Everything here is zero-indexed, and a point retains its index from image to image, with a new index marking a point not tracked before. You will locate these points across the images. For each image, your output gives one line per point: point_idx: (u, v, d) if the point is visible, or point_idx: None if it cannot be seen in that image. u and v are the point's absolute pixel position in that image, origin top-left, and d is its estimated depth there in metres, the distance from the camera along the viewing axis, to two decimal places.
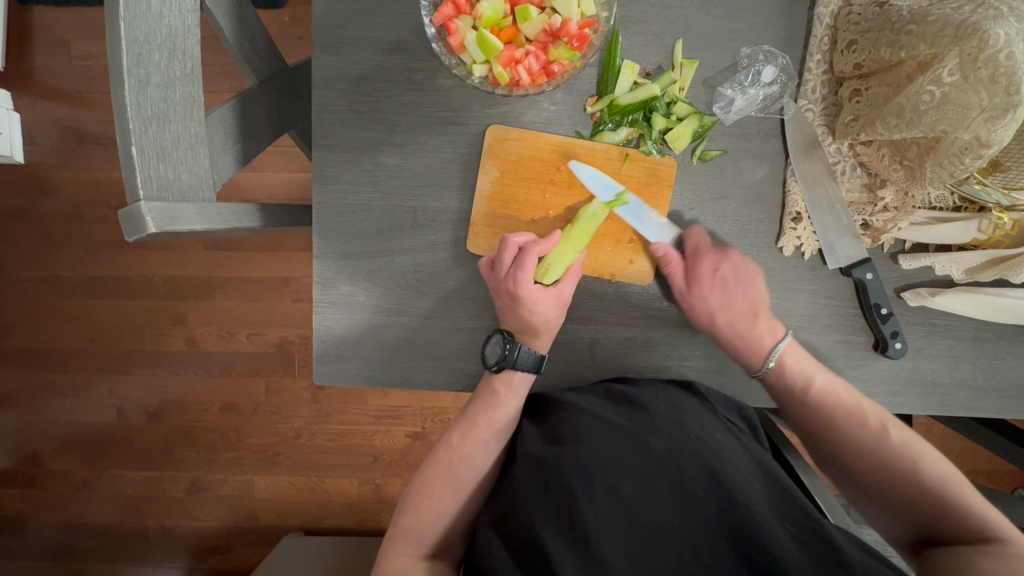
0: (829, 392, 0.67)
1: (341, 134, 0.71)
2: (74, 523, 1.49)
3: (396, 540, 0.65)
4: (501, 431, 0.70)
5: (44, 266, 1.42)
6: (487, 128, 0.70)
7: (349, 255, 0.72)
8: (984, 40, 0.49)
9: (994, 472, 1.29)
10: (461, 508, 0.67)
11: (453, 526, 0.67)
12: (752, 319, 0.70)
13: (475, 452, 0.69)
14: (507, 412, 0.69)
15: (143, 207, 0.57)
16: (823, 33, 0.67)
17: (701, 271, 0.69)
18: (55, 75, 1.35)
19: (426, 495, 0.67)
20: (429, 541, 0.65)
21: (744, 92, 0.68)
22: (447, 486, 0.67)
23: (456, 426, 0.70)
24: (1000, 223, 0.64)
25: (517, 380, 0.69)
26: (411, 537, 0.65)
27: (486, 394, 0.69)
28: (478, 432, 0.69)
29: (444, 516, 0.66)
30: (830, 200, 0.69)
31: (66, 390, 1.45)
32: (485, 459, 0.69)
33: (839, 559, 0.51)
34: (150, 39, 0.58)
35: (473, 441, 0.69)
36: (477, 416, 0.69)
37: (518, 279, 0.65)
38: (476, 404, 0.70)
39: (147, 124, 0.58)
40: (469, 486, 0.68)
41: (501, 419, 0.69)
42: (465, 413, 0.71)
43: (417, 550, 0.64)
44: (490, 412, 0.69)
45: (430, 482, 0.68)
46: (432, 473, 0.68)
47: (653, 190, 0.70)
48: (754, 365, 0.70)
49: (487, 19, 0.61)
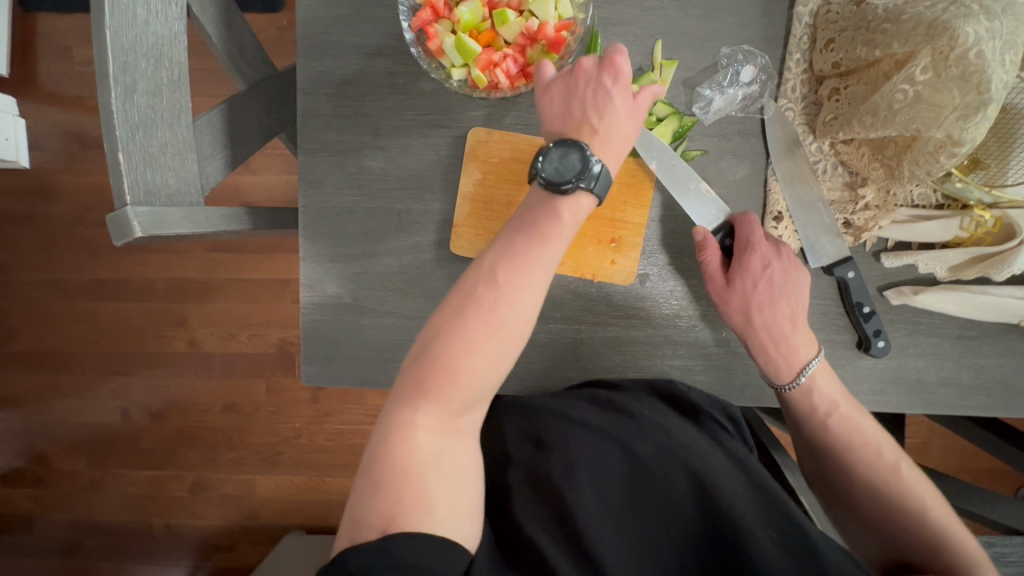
0: (849, 421, 0.64)
1: (326, 138, 0.72)
2: (80, 521, 1.51)
3: (418, 403, 0.50)
4: (550, 268, 0.55)
5: (49, 270, 1.45)
6: (469, 131, 0.71)
7: (335, 257, 0.73)
8: (954, 38, 0.49)
9: (995, 471, 1.28)
10: (498, 363, 0.52)
11: (486, 388, 0.52)
12: (793, 328, 0.67)
13: (525, 295, 0.53)
14: (559, 244, 0.56)
15: (130, 211, 0.58)
16: (802, 32, 0.67)
17: (747, 264, 0.67)
18: (58, 82, 1.37)
19: (457, 346, 0.51)
20: (460, 404, 0.50)
21: (724, 92, 0.68)
22: (487, 336, 0.51)
23: (498, 261, 0.54)
24: (981, 220, 0.64)
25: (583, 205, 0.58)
26: (441, 399, 0.50)
27: (539, 221, 0.56)
28: (530, 268, 0.54)
29: (480, 378, 0.51)
30: (812, 199, 0.69)
31: (71, 391, 1.48)
32: (534, 302, 0.54)
33: (818, 565, 0.52)
34: (137, 47, 0.59)
35: (522, 279, 0.53)
36: (523, 250, 0.55)
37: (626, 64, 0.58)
38: (519, 231, 0.56)
39: (133, 130, 0.59)
40: (515, 339, 0.53)
41: (553, 252, 0.56)
42: (509, 244, 0.55)
43: (444, 419, 0.50)
44: (544, 243, 0.55)
45: (466, 326, 0.51)
46: (467, 317, 0.51)
47: (634, 190, 0.71)
48: (784, 377, 0.67)
49: (466, 23, 0.62)
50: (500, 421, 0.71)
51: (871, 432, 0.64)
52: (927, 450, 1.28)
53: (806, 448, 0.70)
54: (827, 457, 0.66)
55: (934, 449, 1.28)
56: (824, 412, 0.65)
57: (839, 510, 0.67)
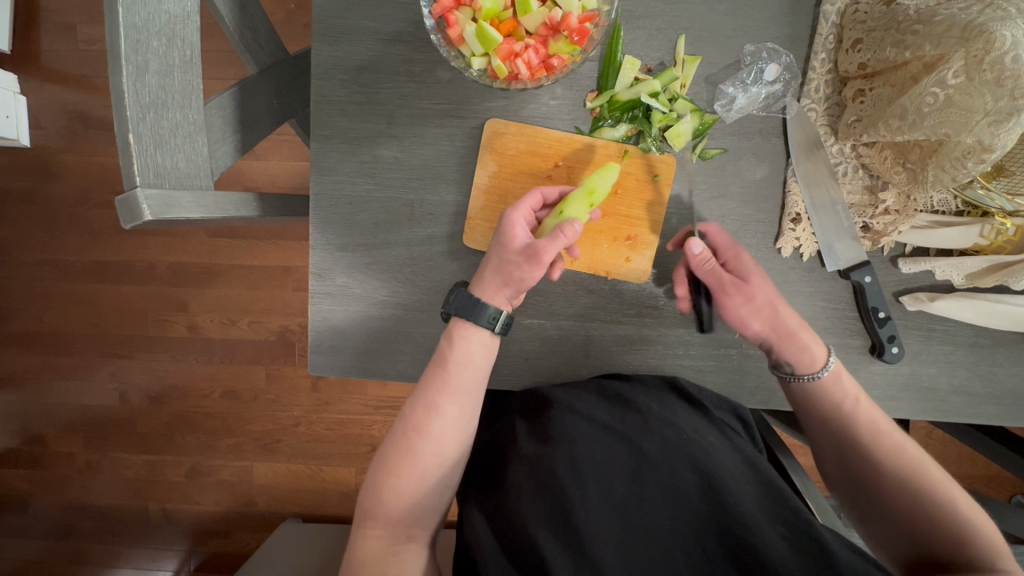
0: (872, 415, 0.64)
1: (339, 125, 0.70)
2: (76, 504, 1.50)
3: (365, 523, 0.61)
4: (463, 396, 0.64)
5: (49, 250, 1.43)
6: (486, 122, 0.70)
7: (346, 247, 0.72)
8: (991, 41, 0.48)
9: (992, 478, 1.29)
10: (425, 484, 0.61)
11: (424, 506, 0.62)
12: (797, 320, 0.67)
13: (436, 424, 0.62)
14: (459, 374, 0.64)
15: (140, 194, 0.57)
16: (828, 31, 0.66)
17: (745, 263, 0.68)
18: (61, 59, 1.35)
19: (388, 473, 0.61)
20: (398, 521, 0.60)
21: (746, 90, 0.67)
22: (408, 463, 0.61)
23: (415, 401, 0.64)
24: (1002, 228, 0.64)
25: (463, 333, 0.64)
26: (380, 518, 0.60)
27: (441, 356, 0.65)
28: (436, 401, 0.63)
29: (410, 501, 0.61)
30: (830, 201, 0.68)
31: (69, 373, 1.47)
32: (445, 429, 0.62)
33: (821, 544, 0.53)
34: (149, 26, 0.57)
35: (432, 411, 0.63)
36: (433, 386, 0.64)
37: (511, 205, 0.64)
38: (431, 369, 0.65)
39: (144, 111, 0.58)
40: (438, 464, 0.62)
41: (461, 384, 0.64)
42: (424, 380, 0.65)
43: (387, 533, 0.60)
44: (449, 377, 0.63)
45: (392, 459, 0.62)
46: (392, 451, 0.62)
47: (651, 187, 0.70)
48: (817, 359, 0.66)
49: (487, 12, 0.60)
50: (511, 419, 0.70)
51: (892, 427, 0.64)
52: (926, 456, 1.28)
53: (828, 446, 0.68)
54: (852, 452, 0.64)
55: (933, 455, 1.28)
56: (845, 404, 0.65)
57: (864, 515, 0.64)
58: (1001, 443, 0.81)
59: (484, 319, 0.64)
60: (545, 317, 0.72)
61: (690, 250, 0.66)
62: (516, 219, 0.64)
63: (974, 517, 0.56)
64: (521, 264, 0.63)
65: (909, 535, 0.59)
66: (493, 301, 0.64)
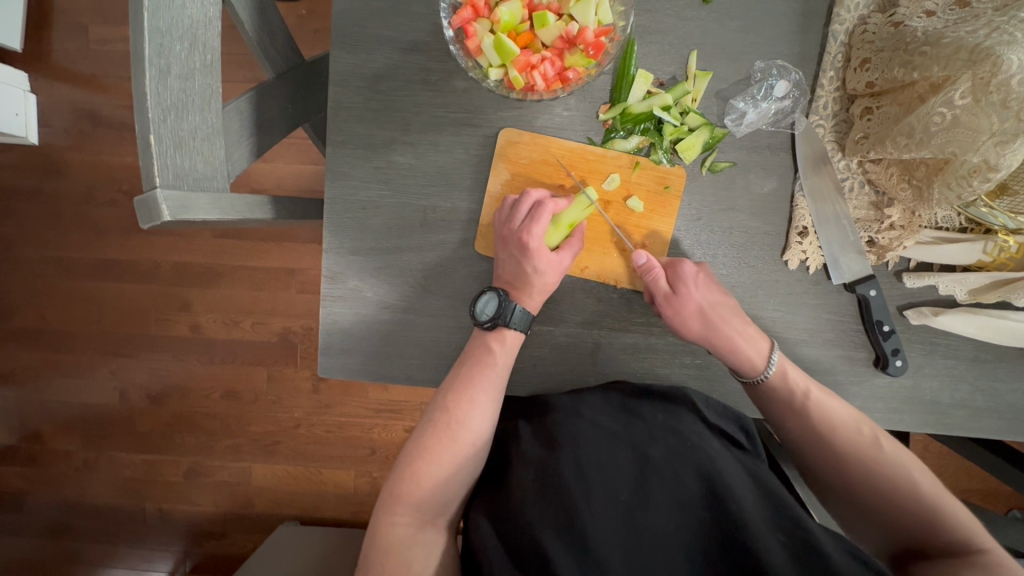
0: (825, 406, 0.65)
1: (355, 131, 0.71)
2: (72, 502, 1.50)
3: (393, 509, 0.60)
4: (494, 391, 0.66)
5: (53, 247, 1.43)
6: (500, 131, 0.71)
7: (358, 251, 0.73)
8: (998, 65, 0.50)
9: (989, 492, 1.29)
10: (458, 473, 0.63)
11: (451, 494, 0.63)
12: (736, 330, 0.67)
13: (475, 417, 0.65)
14: (501, 372, 0.67)
15: (159, 194, 0.57)
16: (837, 50, 0.68)
17: (682, 274, 0.68)
18: (72, 58, 1.36)
19: (424, 460, 0.62)
20: (426, 509, 0.61)
21: (757, 105, 0.69)
22: (446, 452, 0.63)
23: (449, 393, 0.66)
24: (1005, 245, 0.66)
25: (510, 338, 0.68)
26: (410, 506, 0.60)
27: (481, 352, 0.67)
28: (475, 395, 0.65)
29: (441, 489, 0.62)
30: (836, 215, 0.69)
31: (70, 371, 1.47)
32: (484, 422, 0.65)
33: (819, 554, 0.52)
34: (172, 30, 0.58)
35: (472, 404, 0.65)
36: (471, 380, 0.66)
37: (533, 229, 0.66)
38: (469, 363, 0.67)
39: (165, 113, 0.59)
40: (469, 456, 0.64)
41: (494, 380, 0.66)
42: (459, 373, 0.67)
43: (414, 521, 0.60)
44: (484, 371, 0.66)
45: (428, 447, 0.63)
46: (428, 439, 0.63)
47: (662, 198, 0.71)
48: (758, 367, 0.67)
49: (505, 24, 0.62)
50: (515, 423, 0.71)
51: (844, 414, 0.65)
52: None
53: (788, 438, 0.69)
54: (815, 445, 0.66)
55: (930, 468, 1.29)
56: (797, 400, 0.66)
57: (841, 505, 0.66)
58: (1001, 457, 0.82)
59: (522, 325, 0.68)
60: (554, 324, 0.73)
61: (635, 263, 0.69)
62: (540, 241, 0.67)
63: (938, 498, 0.59)
64: (555, 276, 0.69)
65: (886, 526, 0.62)
66: (534, 309, 0.69)
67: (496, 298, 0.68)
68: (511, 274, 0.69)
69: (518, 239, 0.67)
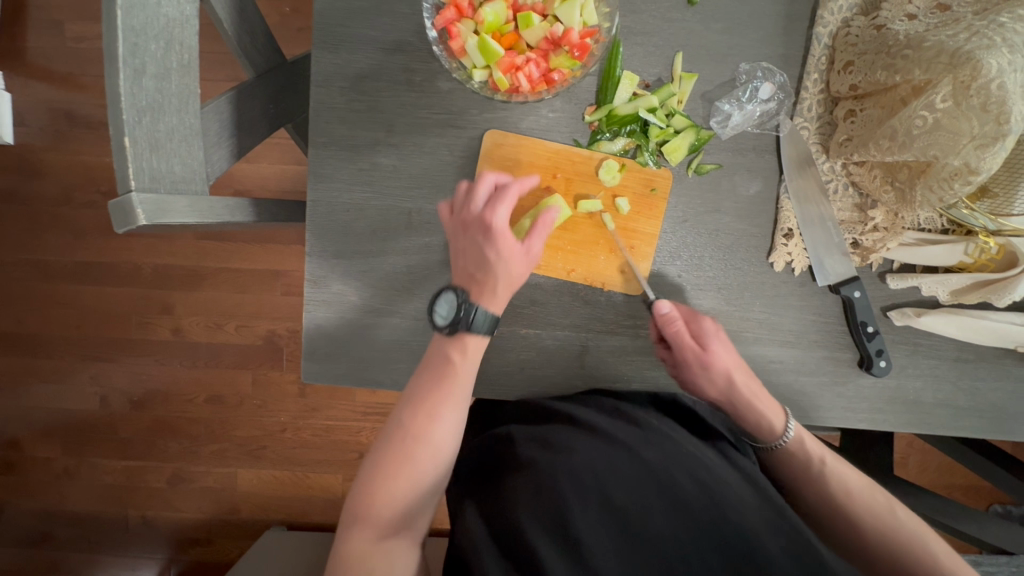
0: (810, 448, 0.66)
1: (338, 132, 0.70)
2: (51, 510, 1.46)
3: (353, 526, 0.56)
4: (458, 402, 0.62)
5: (29, 250, 1.40)
6: (485, 132, 0.70)
7: (342, 255, 0.71)
8: (978, 68, 0.50)
9: (970, 487, 1.32)
10: (420, 489, 0.58)
11: (412, 510, 0.58)
12: (750, 390, 0.67)
13: (438, 432, 0.60)
14: (463, 381, 0.62)
15: (134, 198, 0.56)
16: (821, 52, 0.68)
17: (705, 329, 0.67)
18: (47, 56, 1.33)
19: (381, 478, 0.57)
20: (387, 525, 0.57)
21: (742, 107, 0.69)
22: (405, 469, 0.58)
23: (409, 405, 0.61)
24: (986, 247, 0.66)
25: (471, 345, 0.63)
26: (369, 523, 0.56)
27: (442, 361, 0.62)
28: (437, 407, 0.60)
29: (402, 505, 0.57)
30: (821, 217, 0.70)
31: (48, 376, 1.43)
32: (447, 436, 0.60)
33: (816, 559, 0.53)
34: (147, 30, 0.57)
35: (434, 416, 0.60)
36: (433, 390, 0.61)
37: (496, 212, 0.62)
38: (430, 375, 0.62)
39: (141, 114, 0.57)
40: (432, 472, 0.59)
41: (458, 391, 0.62)
42: (421, 383, 0.62)
43: (374, 537, 0.56)
44: (445, 382, 0.62)
45: (387, 463, 0.58)
46: (385, 455, 0.58)
47: (648, 200, 0.70)
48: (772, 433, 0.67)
49: (490, 24, 0.62)
50: (508, 426, 0.70)
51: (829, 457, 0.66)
52: (906, 465, 1.31)
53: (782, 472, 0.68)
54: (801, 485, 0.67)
55: (913, 464, 1.31)
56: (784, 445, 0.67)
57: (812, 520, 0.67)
58: (984, 455, 0.83)
59: (487, 328, 0.63)
60: (540, 327, 0.72)
61: (659, 310, 0.67)
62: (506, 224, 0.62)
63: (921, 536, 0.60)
64: (523, 267, 0.64)
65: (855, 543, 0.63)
66: (498, 308, 0.64)
67: (450, 293, 0.64)
68: (475, 264, 0.64)
69: (480, 223, 0.62)
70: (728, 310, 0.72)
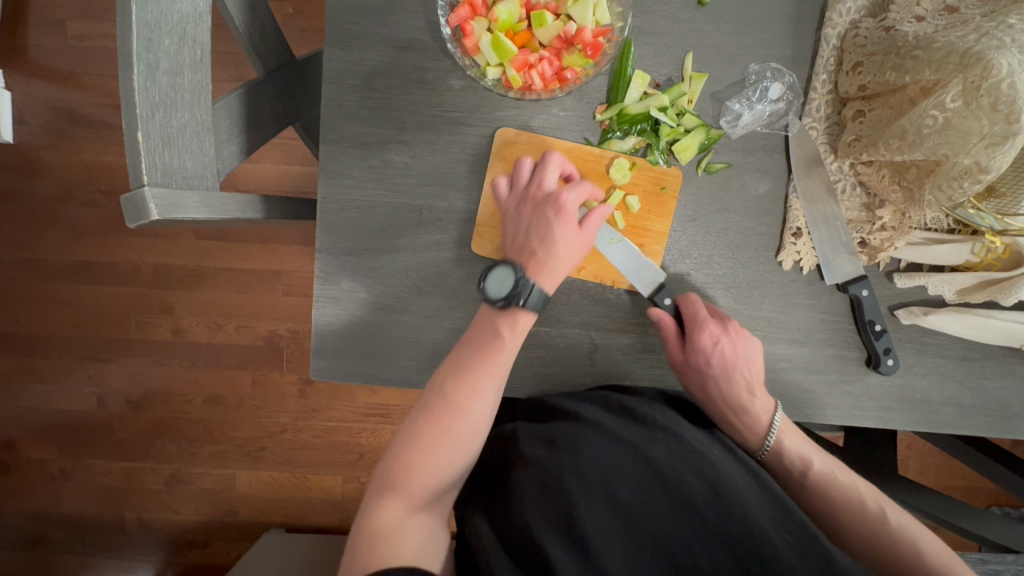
0: (826, 476, 0.66)
1: (349, 129, 0.70)
2: (46, 512, 1.45)
3: (383, 495, 0.53)
4: (500, 377, 0.61)
5: (28, 249, 1.39)
6: (497, 130, 0.70)
7: (351, 252, 0.71)
8: (988, 69, 0.51)
9: (970, 488, 1.32)
10: (453, 462, 0.56)
11: (443, 484, 0.56)
12: (744, 395, 0.68)
13: (479, 405, 0.58)
14: (505, 358, 0.61)
15: (147, 193, 0.56)
16: (829, 54, 0.69)
17: (699, 344, 0.68)
18: (49, 55, 1.32)
19: (416, 446, 0.55)
20: (418, 497, 0.54)
21: (752, 107, 0.69)
22: (443, 438, 0.56)
23: (450, 377, 0.60)
24: (992, 246, 0.67)
25: (522, 322, 0.63)
26: (400, 491, 0.53)
27: (488, 335, 0.62)
28: (479, 380, 0.59)
29: (435, 478, 0.55)
30: (830, 216, 0.70)
31: (45, 376, 1.42)
32: (486, 411, 0.59)
33: (824, 555, 0.53)
34: (161, 24, 0.57)
35: (474, 390, 0.59)
36: (475, 365, 0.60)
37: (570, 194, 0.65)
38: (471, 349, 0.61)
39: (154, 109, 0.57)
40: (468, 447, 0.57)
41: (500, 368, 0.61)
42: (463, 357, 0.61)
43: (404, 507, 0.53)
44: (489, 356, 0.61)
45: (424, 432, 0.56)
46: (422, 424, 0.57)
47: (658, 199, 0.71)
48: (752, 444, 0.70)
49: (503, 23, 0.63)
50: (512, 424, 0.70)
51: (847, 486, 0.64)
52: (907, 467, 1.31)
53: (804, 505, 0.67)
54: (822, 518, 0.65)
55: (914, 465, 1.32)
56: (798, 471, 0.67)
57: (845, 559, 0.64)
58: (988, 455, 0.83)
59: (537, 308, 0.63)
60: (551, 325, 0.73)
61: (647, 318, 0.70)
62: (573, 206, 0.65)
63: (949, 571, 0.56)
64: (580, 248, 0.66)
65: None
66: (549, 290, 0.64)
67: (511, 265, 0.63)
68: (536, 241, 0.65)
69: (551, 199, 0.65)
70: (737, 308, 0.72)
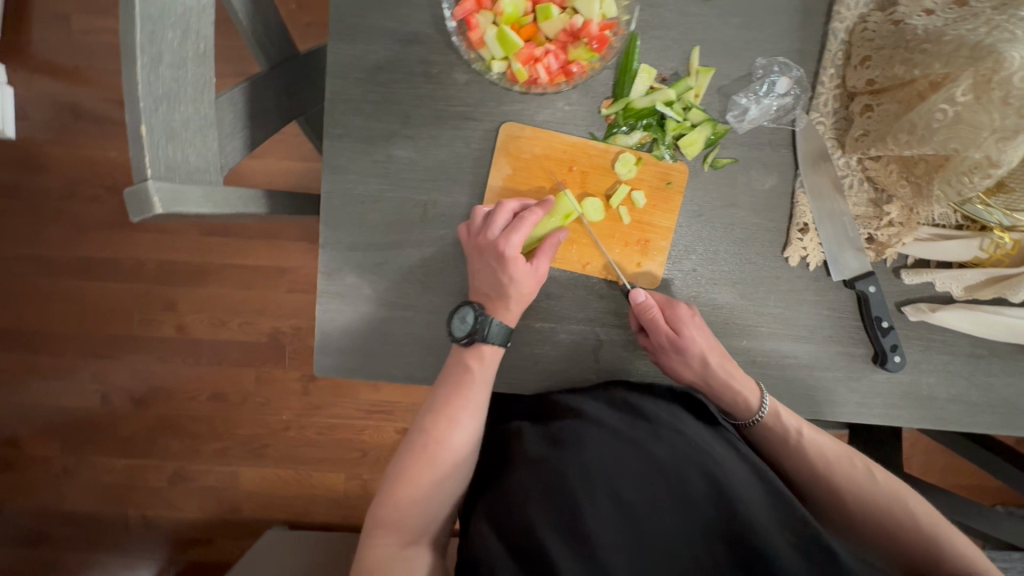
0: (817, 443, 0.66)
1: (354, 123, 0.70)
2: (50, 509, 1.45)
3: (377, 530, 0.58)
4: (474, 408, 0.64)
5: (31, 246, 1.39)
6: (502, 124, 0.70)
7: (355, 247, 0.71)
8: (1000, 61, 0.51)
9: (975, 487, 1.32)
10: (440, 492, 0.60)
11: (433, 512, 0.60)
12: (723, 366, 0.69)
13: (458, 435, 0.62)
14: (480, 389, 0.65)
15: (151, 185, 0.55)
16: (837, 48, 0.69)
17: (681, 317, 0.68)
18: (53, 51, 1.32)
19: (403, 482, 0.59)
20: (411, 529, 0.59)
21: (759, 101, 0.69)
22: (427, 472, 0.60)
23: (428, 413, 0.63)
24: (1001, 242, 0.66)
25: (487, 353, 0.66)
26: (392, 525, 0.58)
27: (460, 370, 0.65)
28: (456, 413, 0.63)
29: (423, 509, 0.59)
30: (838, 212, 0.70)
31: (49, 373, 1.42)
32: (466, 441, 0.62)
33: (828, 555, 0.53)
34: (166, 17, 0.56)
35: (451, 423, 0.62)
36: (452, 402, 0.64)
37: (511, 239, 0.64)
38: (448, 384, 0.65)
39: (157, 103, 0.56)
40: (454, 477, 0.61)
41: (476, 399, 0.64)
42: (438, 394, 0.64)
43: (397, 539, 0.58)
44: (463, 390, 0.64)
45: (408, 469, 0.60)
46: (407, 461, 0.60)
47: (663, 194, 0.71)
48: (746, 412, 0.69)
49: (508, 16, 0.63)
50: (518, 422, 0.69)
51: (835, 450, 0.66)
52: (911, 465, 1.31)
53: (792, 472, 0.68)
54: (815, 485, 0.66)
55: (918, 464, 1.31)
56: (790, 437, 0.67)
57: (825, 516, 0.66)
58: (994, 453, 0.83)
59: (500, 340, 0.66)
60: (555, 321, 0.72)
61: (634, 299, 0.68)
62: (517, 249, 0.65)
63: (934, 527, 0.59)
64: (533, 286, 0.67)
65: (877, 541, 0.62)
66: (511, 321, 0.67)
67: (467, 306, 0.66)
68: (489, 286, 0.67)
69: (495, 247, 0.65)
70: (742, 304, 0.72)
